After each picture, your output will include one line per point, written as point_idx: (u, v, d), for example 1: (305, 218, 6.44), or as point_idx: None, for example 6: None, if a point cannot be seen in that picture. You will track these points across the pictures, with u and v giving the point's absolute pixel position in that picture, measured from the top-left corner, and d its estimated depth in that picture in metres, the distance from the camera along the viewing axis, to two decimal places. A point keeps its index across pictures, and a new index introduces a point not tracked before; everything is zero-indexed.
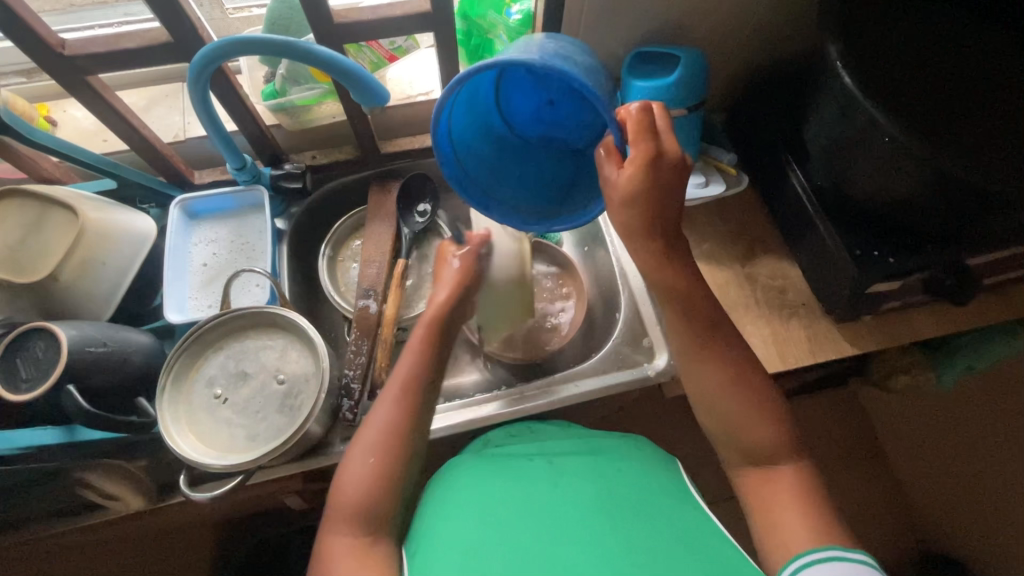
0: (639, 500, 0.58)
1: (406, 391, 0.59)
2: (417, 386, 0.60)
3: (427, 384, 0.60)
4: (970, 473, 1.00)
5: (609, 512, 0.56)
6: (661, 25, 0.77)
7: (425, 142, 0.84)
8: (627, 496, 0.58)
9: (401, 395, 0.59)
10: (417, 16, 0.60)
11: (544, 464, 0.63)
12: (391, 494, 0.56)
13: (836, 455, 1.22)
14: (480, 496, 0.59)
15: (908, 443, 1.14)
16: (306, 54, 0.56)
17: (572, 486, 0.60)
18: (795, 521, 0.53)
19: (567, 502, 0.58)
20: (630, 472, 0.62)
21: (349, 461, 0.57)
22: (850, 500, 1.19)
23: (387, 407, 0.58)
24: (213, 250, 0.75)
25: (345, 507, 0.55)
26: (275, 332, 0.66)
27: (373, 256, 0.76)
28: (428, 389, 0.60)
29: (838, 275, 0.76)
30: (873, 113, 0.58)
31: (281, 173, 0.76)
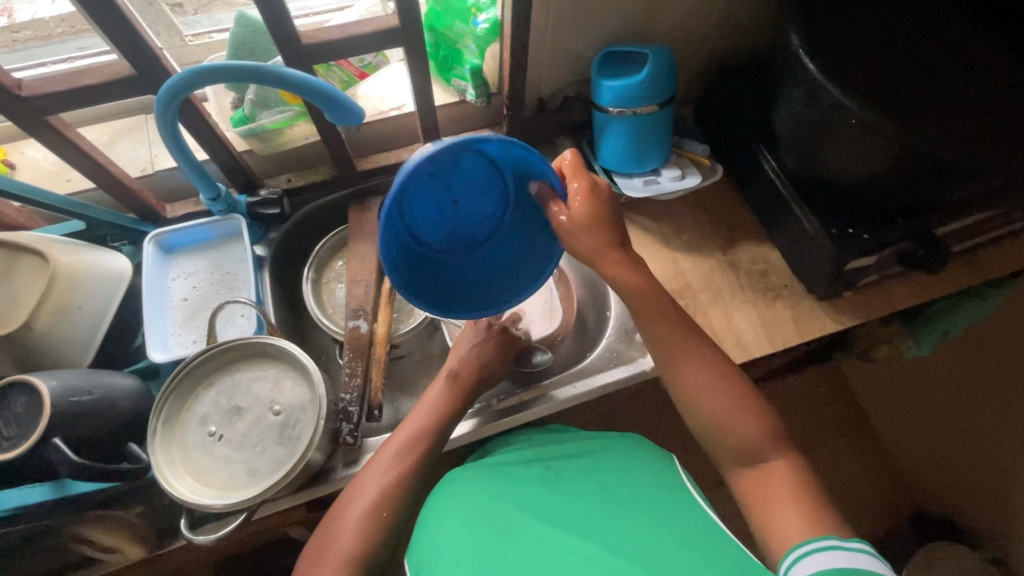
0: (645, 497, 0.59)
1: (408, 449, 0.61)
2: (418, 444, 0.62)
3: (431, 445, 0.63)
4: (952, 434, 1.04)
5: (616, 512, 0.57)
6: (627, 25, 0.78)
7: (403, 156, 0.83)
8: (633, 493, 0.59)
9: (397, 457, 0.61)
10: (386, 31, 0.60)
11: (540, 469, 0.64)
12: (380, 537, 0.56)
13: (826, 429, 1.25)
14: (477, 505, 0.59)
15: (893, 411, 1.18)
16: (277, 77, 0.55)
17: (572, 488, 0.60)
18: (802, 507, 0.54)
19: (568, 505, 0.58)
20: (629, 468, 0.63)
21: (347, 504, 0.58)
22: (843, 472, 1.22)
23: (387, 464, 0.60)
24: (193, 283, 0.73)
25: (336, 553, 0.55)
26: (266, 362, 0.64)
27: (359, 275, 0.77)
28: (432, 446, 0.62)
29: (816, 255, 0.78)
30: (838, 97, 0.60)
31: (257, 200, 0.75)
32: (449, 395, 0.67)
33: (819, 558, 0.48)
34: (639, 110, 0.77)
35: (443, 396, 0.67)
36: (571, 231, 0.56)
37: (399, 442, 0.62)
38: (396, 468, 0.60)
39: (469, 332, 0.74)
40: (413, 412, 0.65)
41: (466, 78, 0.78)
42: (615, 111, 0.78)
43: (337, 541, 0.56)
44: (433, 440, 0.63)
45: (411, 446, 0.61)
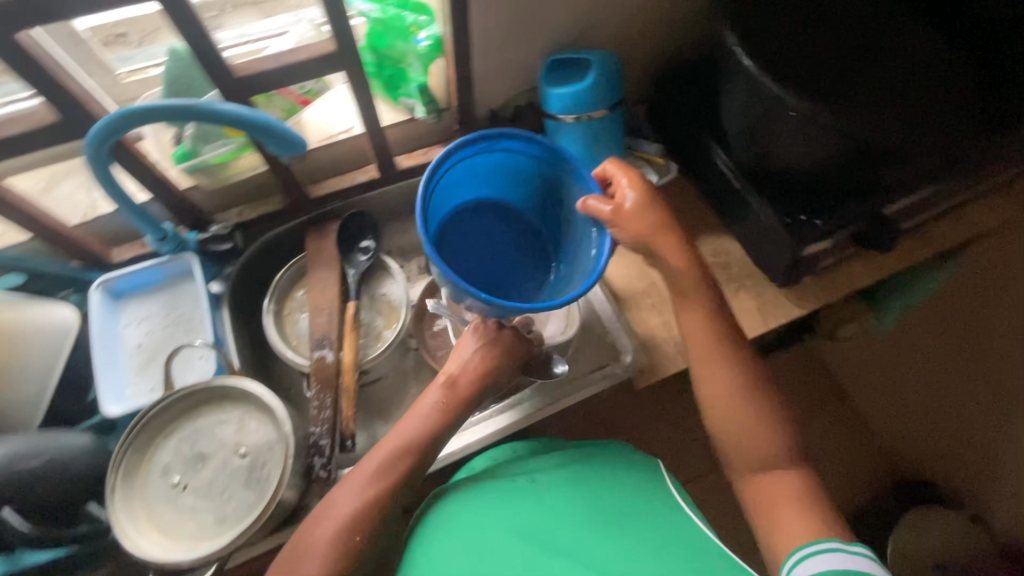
0: (628, 508, 0.59)
1: (395, 461, 0.59)
2: (403, 459, 0.59)
3: (415, 462, 0.60)
4: (922, 404, 1.07)
5: (598, 529, 0.57)
6: (569, 32, 0.78)
7: (357, 179, 0.82)
8: (613, 508, 0.60)
9: (378, 475, 0.58)
10: (323, 58, 0.59)
11: (526, 483, 0.63)
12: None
13: (804, 409, 1.28)
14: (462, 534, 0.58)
15: (865, 384, 1.21)
16: (213, 114, 0.54)
17: (554, 506, 0.60)
18: (791, 507, 0.57)
19: (552, 526, 0.58)
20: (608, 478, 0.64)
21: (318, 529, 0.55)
22: (824, 448, 1.25)
23: (372, 485, 0.57)
24: (147, 328, 0.70)
25: None
26: (229, 404, 0.62)
27: (322, 303, 0.76)
28: (418, 462, 0.60)
29: (775, 244, 0.79)
30: (775, 90, 0.61)
31: (207, 236, 0.73)
32: (443, 404, 0.63)
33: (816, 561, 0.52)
34: (590, 116, 0.78)
35: (434, 404, 0.63)
36: (629, 215, 0.58)
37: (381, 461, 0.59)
38: (372, 488, 0.57)
39: (471, 331, 0.66)
40: (402, 422, 0.62)
41: (414, 96, 0.78)
42: (568, 119, 0.78)
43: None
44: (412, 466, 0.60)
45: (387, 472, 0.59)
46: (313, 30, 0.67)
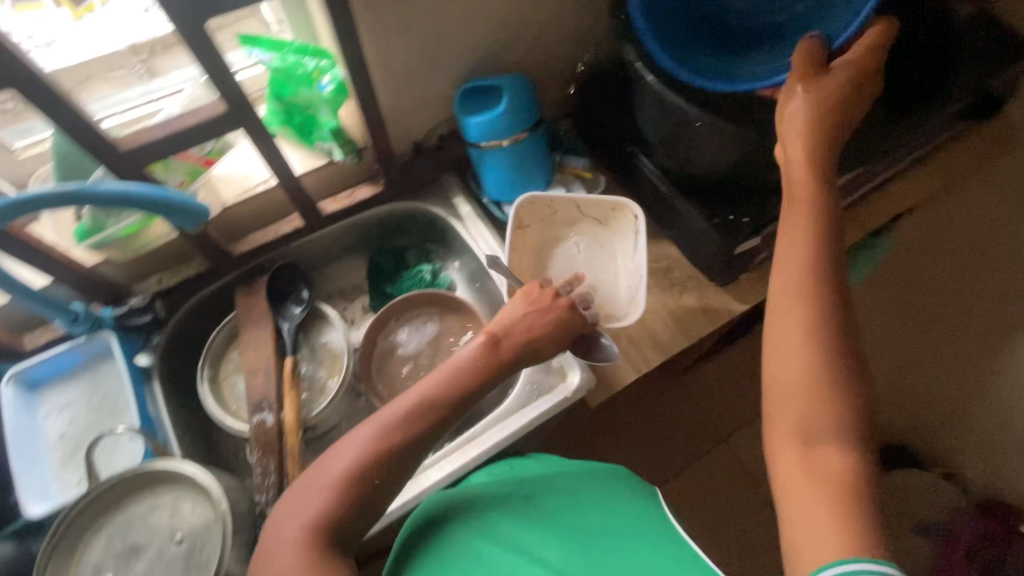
0: (604, 528, 0.58)
1: (413, 420, 0.55)
2: (431, 412, 0.56)
3: (417, 435, 0.55)
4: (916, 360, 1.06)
5: (581, 546, 0.56)
6: (479, 59, 0.78)
7: (282, 230, 0.80)
8: (598, 527, 0.58)
9: (389, 432, 0.54)
10: (214, 120, 0.57)
11: (521, 502, 0.62)
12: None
13: None
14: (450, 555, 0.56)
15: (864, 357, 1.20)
16: (98, 196, 0.53)
17: (545, 527, 0.58)
18: (818, 497, 0.45)
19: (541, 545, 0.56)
20: (600, 500, 0.63)
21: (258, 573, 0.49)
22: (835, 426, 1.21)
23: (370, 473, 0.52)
24: (69, 417, 0.67)
25: None
26: (159, 489, 0.59)
27: (257, 363, 0.73)
28: (431, 428, 0.56)
29: (709, 247, 0.79)
30: (682, 105, 0.64)
31: (124, 311, 0.70)
32: (481, 359, 0.59)
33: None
34: (509, 141, 0.77)
35: (465, 359, 0.59)
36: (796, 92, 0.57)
37: (403, 419, 0.54)
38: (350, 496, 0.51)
39: (522, 293, 0.65)
40: (438, 368, 0.59)
41: (328, 139, 0.76)
42: (487, 145, 0.77)
43: None
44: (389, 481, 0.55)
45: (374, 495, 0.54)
46: (196, 88, 0.67)
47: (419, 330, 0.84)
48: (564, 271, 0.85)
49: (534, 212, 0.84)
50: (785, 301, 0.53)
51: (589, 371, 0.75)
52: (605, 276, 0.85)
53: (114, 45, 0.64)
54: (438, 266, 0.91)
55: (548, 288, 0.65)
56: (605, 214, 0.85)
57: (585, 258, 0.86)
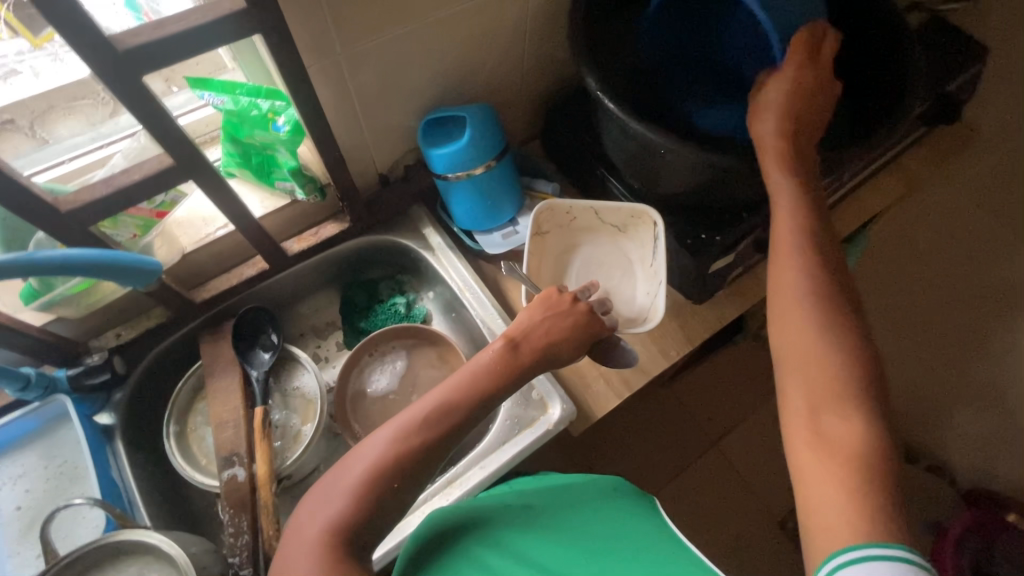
0: (598, 538, 0.57)
1: (432, 425, 0.53)
2: (441, 422, 0.53)
3: (418, 447, 0.52)
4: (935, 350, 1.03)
5: (576, 550, 0.55)
6: (439, 90, 0.76)
7: (244, 274, 0.77)
8: (594, 535, 0.57)
9: (403, 432, 0.52)
10: (161, 173, 0.55)
11: (518, 513, 0.62)
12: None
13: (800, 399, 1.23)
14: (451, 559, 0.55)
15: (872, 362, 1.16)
16: (37, 265, 0.50)
17: (544, 535, 0.58)
18: (829, 471, 0.43)
19: (541, 551, 0.55)
20: (598, 511, 0.62)
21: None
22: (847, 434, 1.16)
23: (384, 480, 0.50)
24: (26, 486, 0.64)
25: None
26: (122, 562, 0.56)
27: (226, 415, 0.71)
28: (439, 441, 0.53)
29: (682, 268, 0.79)
30: (642, 131, 0.61)
31: (79, 370, 0.66)
32: (501, 363, 0.57)
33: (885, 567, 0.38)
34: (475, 171, 0.76)
35: (484, 363, 0.57)
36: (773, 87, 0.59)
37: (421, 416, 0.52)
38: (349, 503, 0.48)
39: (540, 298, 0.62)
40: (457, 371, 0.57)
41: (289, 179, 0.74)
42: (454, 176, 0.76)
43: None
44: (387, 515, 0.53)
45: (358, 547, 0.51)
46: (140, 137, 0.64)
47: (399, 364, 0.82)
48: (580, 277, 0.82)
49: (551, 219, 0.81)
50: (790, 282, 0.53)
51: (569, 401, 0.74)
52: (622, 282, 0.82)
53: (75, 75, 0.63)
54: (412, 298, 0.89)
55: (567, 293, 0.62)
56: (623, 221, 0.81)
57: (598, 263, 0.83)
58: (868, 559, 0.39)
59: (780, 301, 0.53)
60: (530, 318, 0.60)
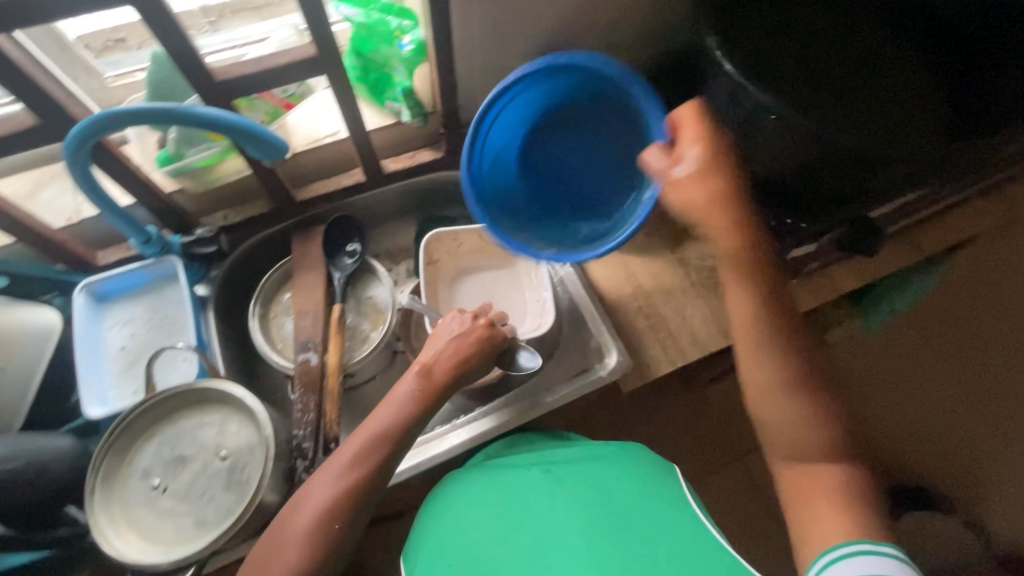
0: (628, 506, 0.59)
1: (368, 451, 0.55)
2: (377, 448, 0.56)
3: (383, 456, 0.56)
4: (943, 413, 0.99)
5: (605, 521, 0.58)
6: (553, 37, 0.78)
7: (342, 182, 0.83)
8: (624, 501, 0.60)
9: (351, 464, 0.54)
10: (304, 62, 0.59)
11: (540, 473, 0.63)
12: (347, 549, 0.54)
13: None
14: (480, 517, 0.60)
15: None
16: (192, 117, 0.55)
17: (569, 497, 0.60)
18: (828, 504, 0.50)
19: (568, 521, 0.58)
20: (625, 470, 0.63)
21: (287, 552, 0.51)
22: None
23: (329, 520, 0.51)
24: (131, 331, 0.71)
25: None
26: (209, 408, 0.62)
27: (306, 306, 0.75)
28: (388, 451, 0.56)
29: (759, 252, 0.78)
30: (757, 98, 0.60)
31: (192, 239, 0.73)
32: (420, 391, 0.59)
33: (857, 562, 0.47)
34: (575, 120, 0.76)
35: (407, 395, 0.59)
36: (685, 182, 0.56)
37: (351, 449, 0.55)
38: (359, 468, 0.54)
39: (445, 323, 0.66)
40: (376, 409, 0.58)
41: (399, 100, 0.78)
42: (552, 122, 0.77)
43: None
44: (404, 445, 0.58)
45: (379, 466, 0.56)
46: (299, 33, 0.72)
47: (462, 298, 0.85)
48: (474, 298, 0.83)
49: (446, 245, 0.82)
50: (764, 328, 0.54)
51: (625, 353, 0.76)
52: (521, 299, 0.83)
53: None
54: None
55: (467, 312, 0.67)
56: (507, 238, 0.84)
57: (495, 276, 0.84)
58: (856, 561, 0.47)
59: (756, 369, 0.54)
60: (439, 354, 0.62)
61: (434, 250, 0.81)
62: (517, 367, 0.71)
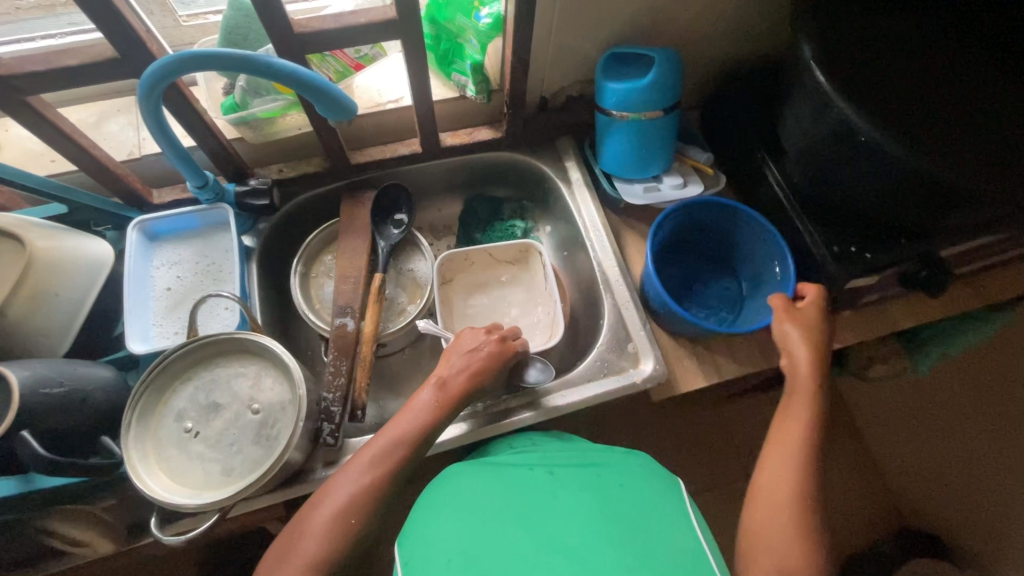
0: (639, 512, 0.56)
1: (388, 453, 0.56)
2: (399, 449, 0.57)
3: (404, 459, 0.57)
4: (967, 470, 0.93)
5: (603, 524, 0.54)
6: (632, 28, 0.75)
7: (397, 151, 0.81)
8: (631, 507, 0.56)
9: (374, 463, 0.55)
10: (382, 23, 0.58)
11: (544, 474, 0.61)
12: (373, 513, 0.54)
13: (830, 447, 1.17)
14: (473, 506, 0.57)
15: (904, 448, 1.07)
16: (266, 68, 0.53)
17: (567, 498, 0.58)
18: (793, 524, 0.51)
19: (561, 520, 0.55)
20: (635, 482, 0.60)
21: (314, 520, 0.52)
22: (841, 491, 1.14)
23: (345, 515, 0.52)
24: (177, 272, 0.71)
25: (299, 559, 0.50)
26: (247, 359, 0.63)
27: (348, 271, 0.74)
28: (410, 455, 0.57)
29: (818, 274, 0.73)
30: (847, 114, 0.56)
31: (245, 189, 0.72)
32: (435, 405, 0.60)
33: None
34: (643, 115, 0.73)
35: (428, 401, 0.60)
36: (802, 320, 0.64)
37: (373, 449, 0.56)
38: (372, 473, 0.55)
39: (459, 340, 0.67)
40: (398, 415, 0.59)
41: (466, 74, 0.76)
42: (619, 115, 0.73)
43: (290, 548, 0.51)
44: (418, 446, 0.58)
45: (392, 456, 0.56)
46: None
47: (498, 285, 0.84)
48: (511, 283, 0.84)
49: (457, 263, 0.82)
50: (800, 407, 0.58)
51: (664, 363, 0.72)
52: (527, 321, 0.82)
53: None
54: (530, 226, 0.91)
55: (479, 329, 0.68)
56: (515, 254, 0.84)
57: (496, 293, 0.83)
58: None
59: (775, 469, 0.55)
60: (455, 377, 0.62)
61: (446, 271, 0.82)
62: (527, 382, 0.72)
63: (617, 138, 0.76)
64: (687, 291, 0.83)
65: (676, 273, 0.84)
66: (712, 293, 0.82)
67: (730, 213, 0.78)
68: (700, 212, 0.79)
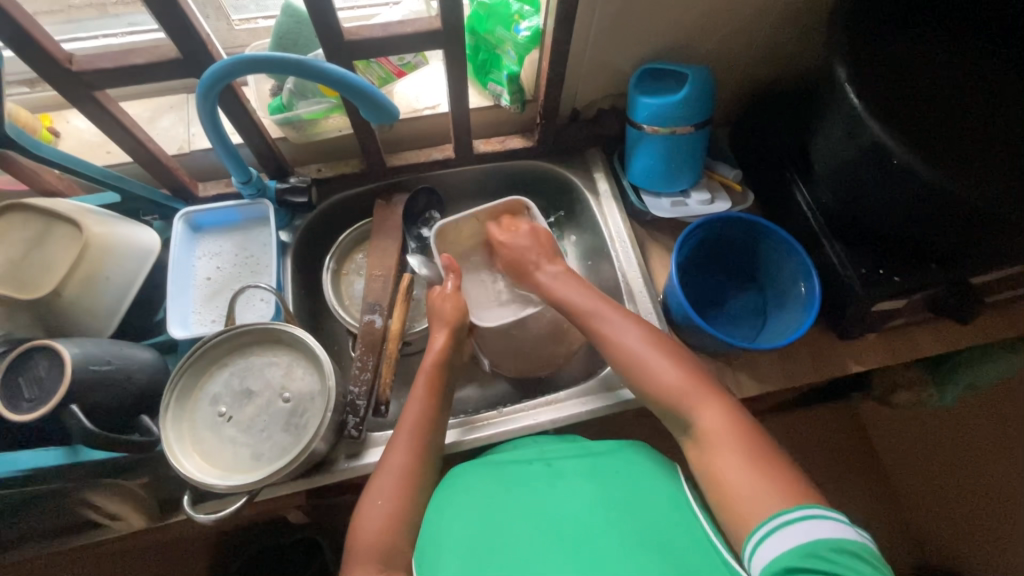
0: (649, 503, 0.56)
1: (414, 440, 0.61)
2: (419, 437, 0.61)
3: (427, 445, 0.61)
4: (992, 503, 0.91)
5: (609, 516, 0.54)
6: (667, 44, 0.77)
7: (432, 156, 0.84)
8: (629, 497, 0.57)
9: (411, 439, 0.61)
10: (427, 33, 0.60)
11: (542, 467, 0.62)
12: (415, 491, 0.59)
13: (849, 474, 1.15)
14: (482, 503, 0.58)
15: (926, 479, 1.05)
16: (316, 72, 0.56)
17: (572, 491, 0.58)
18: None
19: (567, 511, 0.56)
20: (634, 470, 0.60)
21: (363, 508, 0.57)
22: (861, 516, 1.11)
23: (378, 497, 0.57)
24: (218, 263, 0.74)
25: (364, 537, 0.55)
26: (280, 349, 0.65)
27: (378, 270, 0.76)
28: (431, 440, 0.62)
29: (843, 297, 0.73)
30: (880, 136, 0.57)
31: (286, 187, 0.75)
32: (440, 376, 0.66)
33: (803, 529, 0.45)
34: (674, 131, 0.74)
35: (423, 390, 0.64)
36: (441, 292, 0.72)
37: (406, 425, 0.62)
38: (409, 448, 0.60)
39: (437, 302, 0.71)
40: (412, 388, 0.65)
41: (502, 84, 0.79)
42: (649, 129, 0.75)
43: (352, 537, 0.56)
44: (438, 415, 0.64)
45: (420, 431, 0.61)
46: (422, 3, 0.73)
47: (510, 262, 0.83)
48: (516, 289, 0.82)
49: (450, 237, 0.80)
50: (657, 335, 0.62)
51: None
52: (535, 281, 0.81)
53: None
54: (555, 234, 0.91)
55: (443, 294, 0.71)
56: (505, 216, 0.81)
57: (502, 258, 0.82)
58: (778, 530, 0.46)
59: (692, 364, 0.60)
60: (432, 351, 0.67)
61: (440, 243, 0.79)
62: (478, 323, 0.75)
63: (646, 153, 0.78)
64: (706, 305, 0.83)
65: (700, 283, 0.84)
66: (735, 306, 0.83)
67: (752, 230, 0.79)
68: (730, 227, 0.79)
